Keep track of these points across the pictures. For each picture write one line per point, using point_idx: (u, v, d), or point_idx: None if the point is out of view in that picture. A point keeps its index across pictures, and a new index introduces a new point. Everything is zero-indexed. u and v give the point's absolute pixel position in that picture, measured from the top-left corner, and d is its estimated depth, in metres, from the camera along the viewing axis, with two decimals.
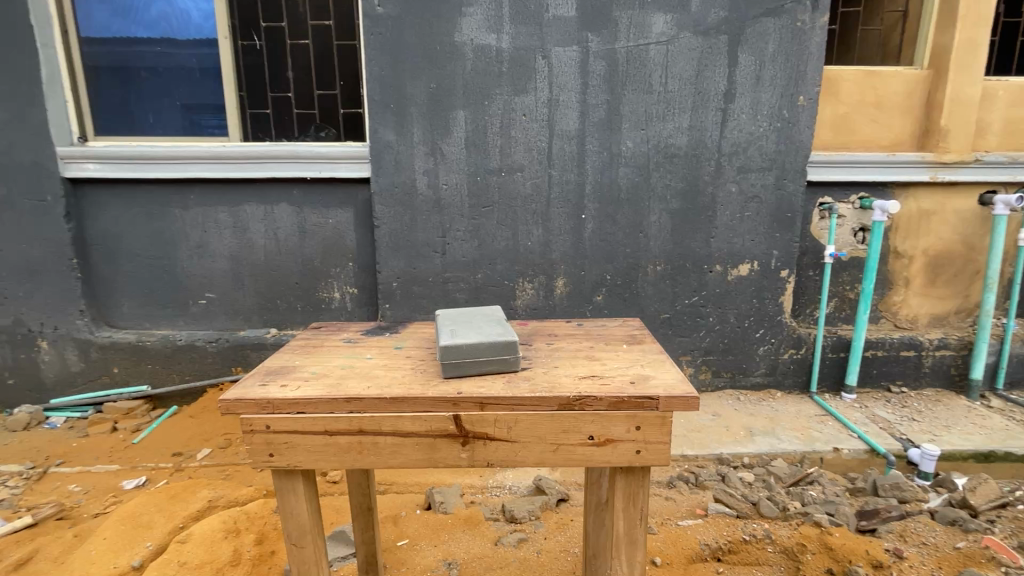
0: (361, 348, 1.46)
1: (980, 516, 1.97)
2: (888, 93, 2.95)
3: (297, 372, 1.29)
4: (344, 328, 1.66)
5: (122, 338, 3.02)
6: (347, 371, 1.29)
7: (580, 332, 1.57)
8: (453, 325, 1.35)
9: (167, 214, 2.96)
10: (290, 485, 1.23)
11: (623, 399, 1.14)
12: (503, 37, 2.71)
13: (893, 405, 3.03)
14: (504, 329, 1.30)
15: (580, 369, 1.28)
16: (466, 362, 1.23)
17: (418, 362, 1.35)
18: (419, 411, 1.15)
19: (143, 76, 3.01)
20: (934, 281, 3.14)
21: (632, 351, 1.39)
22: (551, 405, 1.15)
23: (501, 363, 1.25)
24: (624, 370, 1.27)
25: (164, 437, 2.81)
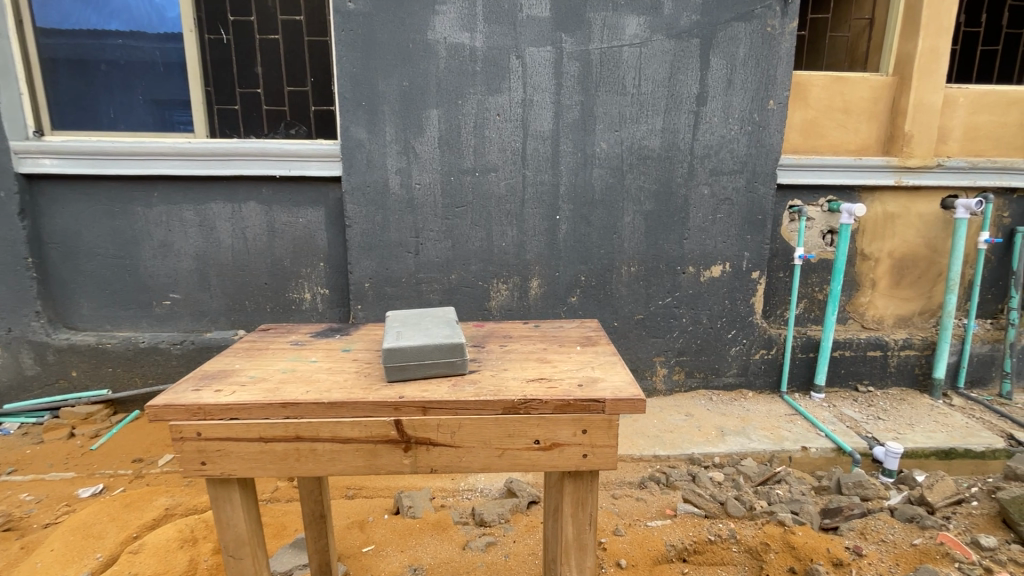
0: (308, 351, 1.42)
1: (936, 513, 2.02)
2: (855, 98, 3.01)
3: (232, 378, 1.24)
4: (294, 329, 1.62)
5: (81, 340, 2.91)
6: (292, 376, 1.25)
7: (535, 334, 1.56)
8: (400, 326, 1.33)
9: (128, 212, 2.86)
10: (227, 495, 1.19)
11: (569, 402, 1.13)
12: (477, 36, 2.70)
13: (860, 404, 3.09)
14: (451, 330, 1.27)
15: (532, 372, 1.26)
16: (407, 364, 1.21)
17: (369, 367, 1.31)
18: (359, 416, 1.13)
19: (103, 69, 2.91)
20: (899, 283, 3.21)
21: (583, 354, 1.38)
22: (495, 409, 1.13)
23: (446, 365, 1.23)
24: (576, 373, 1.25)
25: (124, 442, 2.71)
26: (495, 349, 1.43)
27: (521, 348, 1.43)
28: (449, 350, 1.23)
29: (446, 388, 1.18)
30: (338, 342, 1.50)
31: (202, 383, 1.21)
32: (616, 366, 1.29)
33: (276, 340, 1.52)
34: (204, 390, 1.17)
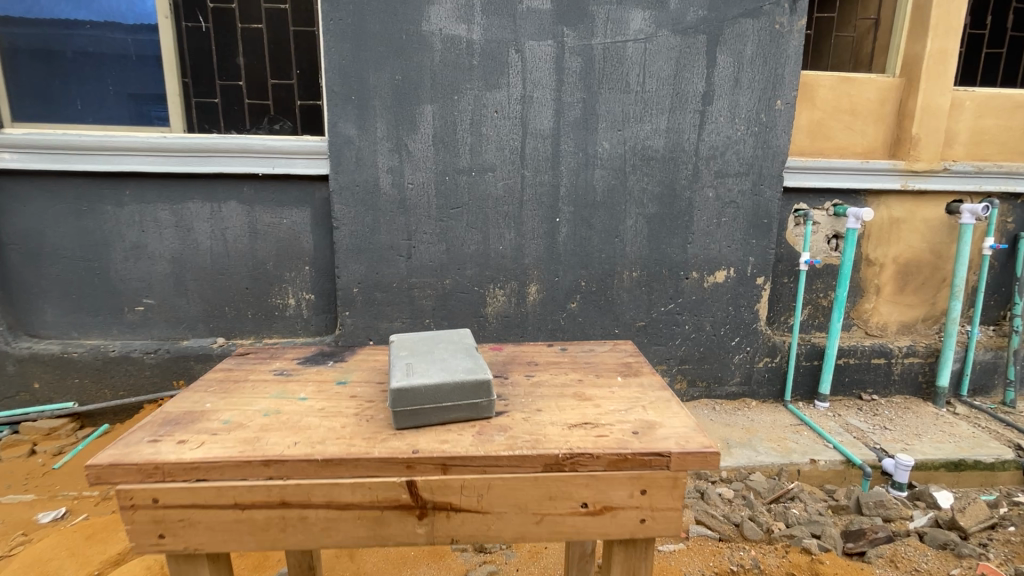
0: (291, 386, 1.35)
1: (970, 539, 1.94)
2: (862, 100, 2.94)
3: (197, 425, 1.14)
4: (278, 356, 1.56)
5: (45, 349, 2.70)
6: (274, 421, 1.16)
7: (565, 361, 1.53)
8: (413, 356, 1.24)
9: (97, 212, 2.66)
10: (193, 569, 1.10)
11: (625, 457, 1.06)
12: (474, 28, 2.55)
13: (866, 414, 3.00)
14: (473, 363, 1.19)
15: (574, 417, 1.19)
16: (427, 408, 1.13)
17: (369, 410, 1.22)
18: (363, 478, 1.04)
19: (70, 56, 2.69)
20: (903, 289, 3.14)
21: (628, 387, 1.35)
22: (535, 466, 1.06)
23: (471, 407, 1.16)
24: (622, 415, 1.20)
25: (91, 460, 2.51)
26: (522, 381, 1.39)
27: (549, 381, 1.39)
28: (475, 391, 1.16)
29: (472, 437, 1.10)
30: (329, 374, 1.43)
31: (164, 430, 1.12)
32: (673, 406, 1.25)
33: (257, 371, 1.45)
34: (164, 443, 1.08)
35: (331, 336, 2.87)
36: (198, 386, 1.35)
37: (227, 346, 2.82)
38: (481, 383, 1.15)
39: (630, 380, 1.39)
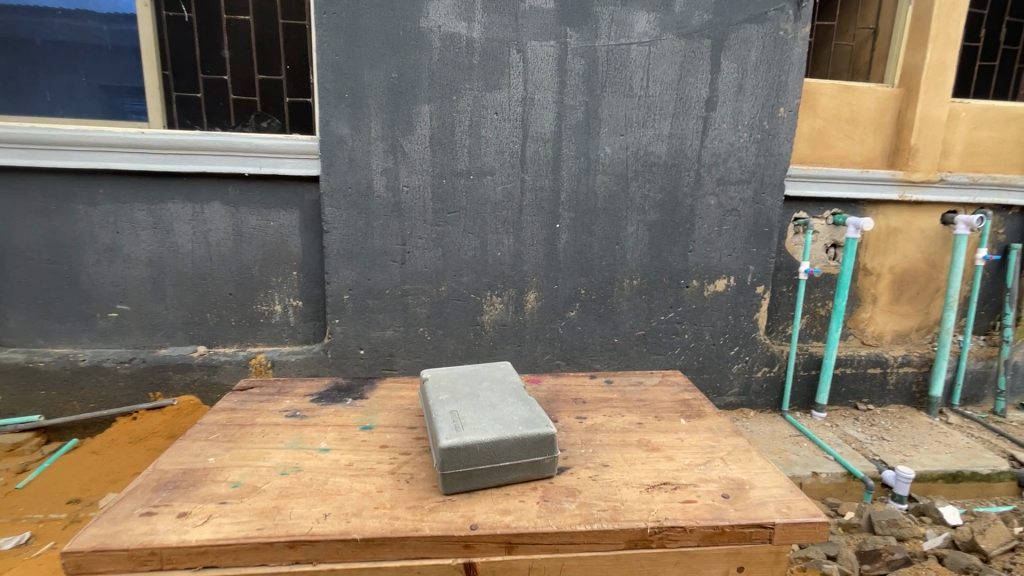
0: (307, 434, 1.48)
1: (991, 562, 1.97)
2: (862, 109, 2.94)
3: (199, 492, 1.21)
4: (288, 394, 1.73)
5: (8, 359, 2.52)
6: (294, 482, 1.26)
7: (617, 396, 1.75)
8: (469, 409, 1.32)
9: (67, 212, 2.48)
10: None
11: (721, 531, 1.14)
12: (475, 26, 2.46)
13: (862, 424, 2.99)
14: (533, 418, 1.29)
15: (649, 476, 1.31)
16: (491, 465, 1.22)
17: (405, 467, 1.33)
18: (427, 557, 1.09)
19: (38, 44, 2.50)
20: (899, 299, 3.14)
21: (696, 431, 1.53)
22: (620, 541, 1.13)
23: (534, 463, 1.26)
24: (701, 473, 1.33)
25: (57, 479, 2.33)
26: (578, 426, 1.55)
27: (604, 426, 1.55)
28: (538, 449, 1.26)
29: (538, 506, 1.18)
30: (349, 417, 1.57)
31: (161, 497, 1.19)
32: (753, 458, 1.39)
33: (265, 413, 1.60)
34: (160, 517, 1.13)
35: (318, 344, 2.73)
36: (209, 437, 1.45)
37: (207, 355, 2.66)
38: (545, 441, 1.25)
39: (695, 424, 1.58)
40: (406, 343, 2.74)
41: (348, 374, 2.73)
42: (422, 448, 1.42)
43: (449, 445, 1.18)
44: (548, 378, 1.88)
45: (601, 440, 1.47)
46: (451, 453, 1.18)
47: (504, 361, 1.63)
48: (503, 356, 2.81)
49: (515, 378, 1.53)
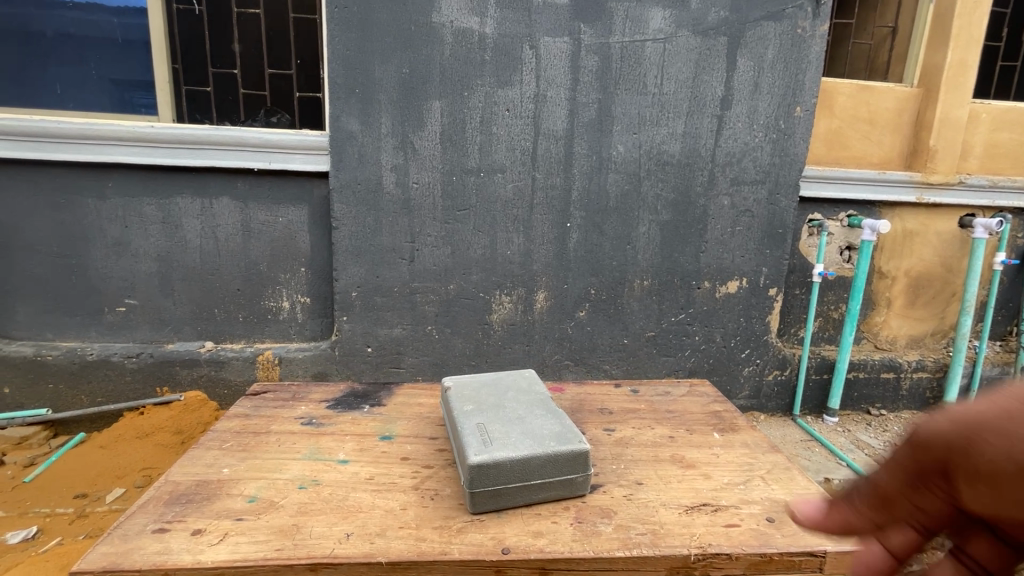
0: (324, 443, 1.48)
1: None
2: (880, 109, 2.89)
3: (215, 507, 1.20)
4: (302, 400, 1.75)
5: (16, 352, 2.51)
6: (313, 497, 1.24)
7: (645, 407, 1.75)
8: (497, 422, 1.30)
9: (76, 205, 2.47)
10: None
11: (769, 559, 1.11)
12: (487, 21, 2.42)
13: (875, 429, 2.94)
14: (564, 434, 1.26)
15: (689, 497, 1.28)
16: (522, 484, 1.19)
17: (428, 484, 1.31)
18: None
19: (49, 36, 2.49)
20: (914, 303, 3.09)
21: (731, 447, 1.51)
22: (661, 566, 1.10)
23: (566, 481, 1.23)
24: (744, 494, 1.30)
25: (64, 473, 2.32)
26: (608, 440, 1.54)
27: (635, 439, 1.54)
28: (570, 467, 1.23)
29: (572, 528, 1.15)
30: (367, 426, 1.58)
31: (174, 512, 1.17)
32: (795, 478, 1.37)
33: (280, 421, 1.61)
34: (173, 535, 1.10)
35: (326, 342, 2.72)
36: (221, 445, 1.45)
37: (214, 351, 2.65)
38: (579, 458, 1.22)
39: (730, 438, 1.56)
40: (414, 341, 2.72)
41: (355, 371, 2.71)
42: (444, 461, 1.41)
43: (478, 463, 1.15)
44: (571, 387, 1.87)
45: (633, 454, 1.46)
46: (481, 471, 1.16)
47: (528, 370, 1.62)
48: (511, 356, 2.79)
49: (540, 389, 1.51)
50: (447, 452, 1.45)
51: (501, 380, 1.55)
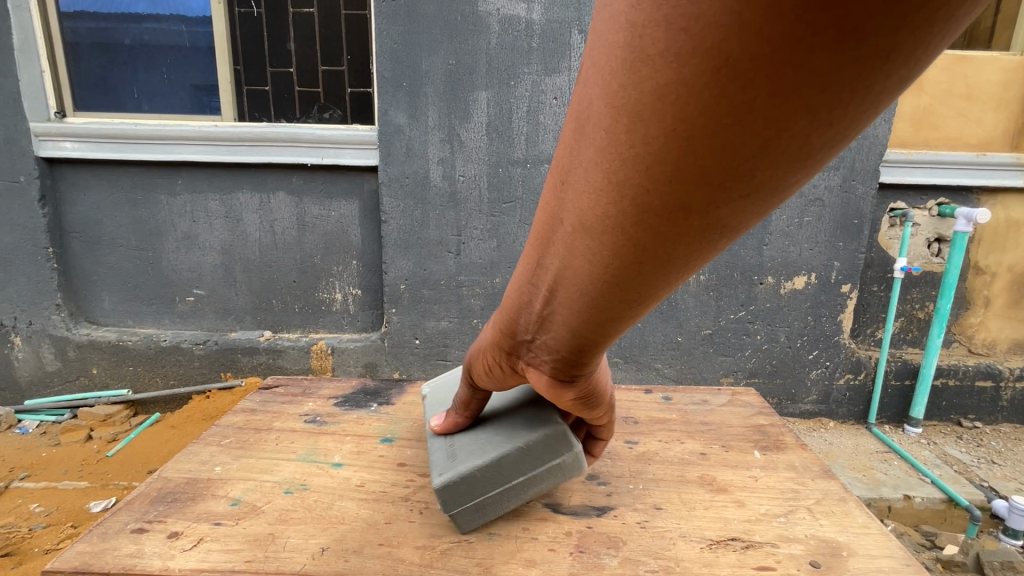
0: (322, 444, 1.39)
1: None
2: (980, 82, 2.55)
3: (195, 509, 1.10)
4: (314, 394, 1.71)
5: (102, 336, 2.75)
6: (296, 504, 1.13)
7: (675, 413, 1.60)
8: (464, 431, 1.14)
9: (152, 202, 2.66)
10: None
11: None
12: (535, 8, 2.35)
13: (967, 443, 2.62)
14: (538, 419, 1.07)
15: (715, 530, 1.07)
16: (502, 487, 1.03)
17: (419, 495, 1.18)
18: None
19: (127, 45, 2.68)
20: (1019, 302, 2.72)
21: (770, 461, 1.34)
22: None
23: (555, 467, 1.04)
24: (783, 531, 1.07)
25: (140, 449, 2.53)
26: (628, 454, 1.37)
27: (660, 456, 1.36)
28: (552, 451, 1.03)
29: (570, 559, 0.99)
30: (369, 427, 1.48)
31: (156, 512, 1.09)
32: (853, 514, 1.13)
33: (284, 417, 1.54)
34: (149, 536, 1.02)
35: (376, 333, 2.77)
36: (223, 429, 1.45)
37: (272, 340, 2.77)
38: (558, 442, 1.02)
39: (773, 459, 1.34)
40: (460, 334, 2.71)
41: (404, 362, 2.75)
42: None
43: (441, 490, 1.00)
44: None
45: (654, 474, 1.28)
46: (448, 492, 1.01)
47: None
48: None
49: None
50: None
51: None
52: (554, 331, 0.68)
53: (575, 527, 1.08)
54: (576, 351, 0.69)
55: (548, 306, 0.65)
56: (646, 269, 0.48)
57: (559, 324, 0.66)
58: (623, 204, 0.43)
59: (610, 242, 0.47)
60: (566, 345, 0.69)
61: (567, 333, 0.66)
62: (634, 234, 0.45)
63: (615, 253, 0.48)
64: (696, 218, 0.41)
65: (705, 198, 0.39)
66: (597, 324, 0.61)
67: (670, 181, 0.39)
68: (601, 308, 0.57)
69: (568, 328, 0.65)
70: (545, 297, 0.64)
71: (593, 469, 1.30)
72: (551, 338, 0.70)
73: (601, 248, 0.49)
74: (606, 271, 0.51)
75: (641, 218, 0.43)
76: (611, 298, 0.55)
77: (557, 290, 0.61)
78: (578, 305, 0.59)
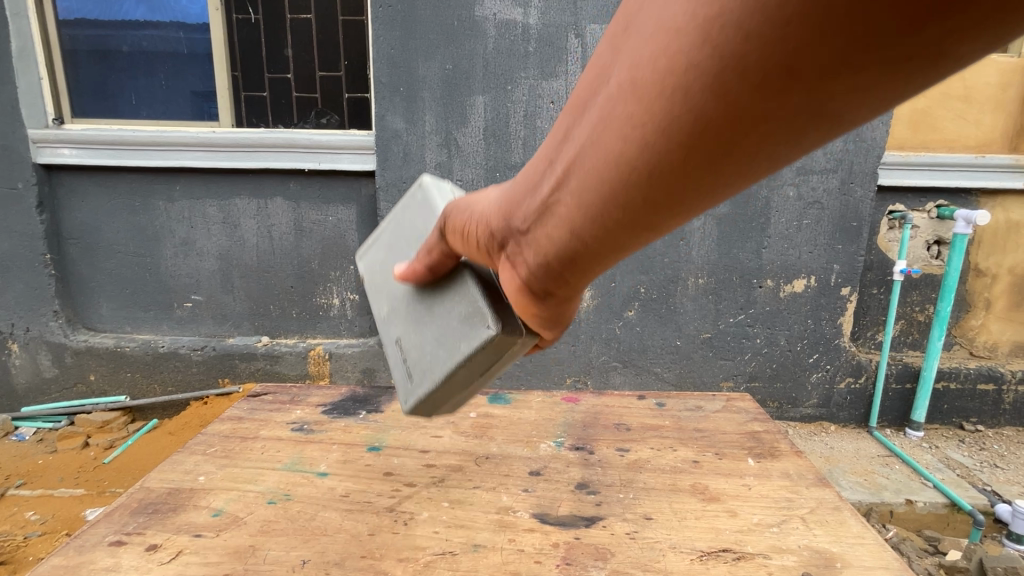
0: (308, 453, 1.38)
1: None
2: (977, 84, 2.55)
3: (175, 521, 1.11)
4: (306, 399, 1.69)
5: (99, 343, 2.74)
6: (278, 515, 1.13)
7: (668, 420, 1.58)
8: (410, 329, 0.90)
9: (150, 208, 2.66)
10: None
11: None
12: (531, 12, 2.35)
13: (970, 447, 2.60)
14: (471, 311, 0.78)
15: (706, 541, 1.07)
16: (468, 389, 0.85)
17: (404, 506, 1.17)
18: None
19: (124, 52, 2.69)
20: (1020, 304, 2.70)
21: (767, 466, 1.34)
22: None
23: (508, 361, 0.80)
24: (775, 542, 1.06)
25: (137, 455, 2.52)
26: (618, 463, 1.36)
27: (651, 464, 1.35)
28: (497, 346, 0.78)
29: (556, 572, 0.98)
30: (356, 435, 1.47)
31: (135, 525, 1.10)
32: (848, 523, 1.12)
33: (271, 425, 1.53)
34: (127, 549, 1.03)
35: (373, 338, 2.76)
36: (208, 439, 1.44)
37: (270, 345, 2.76)
38: (499, 347, 0.76)
39: (767, 467, 1.33)
40: None
41: None
42: (428, 480, 1.27)
43: (416, 413, 0.87)
44: (588, 397, 1.72)
45: (646, 482, 1.27)
46: (424, 409, 0.88)
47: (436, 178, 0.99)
48: (557, 356, 2.71)
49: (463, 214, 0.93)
50: (434, 469, 1.31)
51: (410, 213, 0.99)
52: (528, 257, 0.58)
53: (562, 538, 1.07)
54: (544, 285, 0.60)
55: (530, 223, 0.55)
56: (662, 194, 0.41)
57: (538, 249, 0.56)
58: (675, 87, 0.35)
59: (638, 146, 0.39)
60: (535, 279, 0.60)
61: (542, 264, 0.57)
62: (668, 138, 0.37)
63: (637, 160, 0.40)
64: (748, 130, 0.34)
65: (775, 109, 0.33)
66: (577, 257, 0.53)
67: (743, 75, 0.32)
68: (592, 236, 0.49)
69: (544, 256, 0.56)
70: (533, 207, 0.54)
71: (584, 477, 1.29)
72: (523, 265, 0.60)
73: (623, 150, 0.40)
74: (617, 187, 0.43)
75: (722, 79, 0.33)
76: (608, 225, 0.47)
77: (551, 205, 0.51)
78: (568, 228, 0.50)
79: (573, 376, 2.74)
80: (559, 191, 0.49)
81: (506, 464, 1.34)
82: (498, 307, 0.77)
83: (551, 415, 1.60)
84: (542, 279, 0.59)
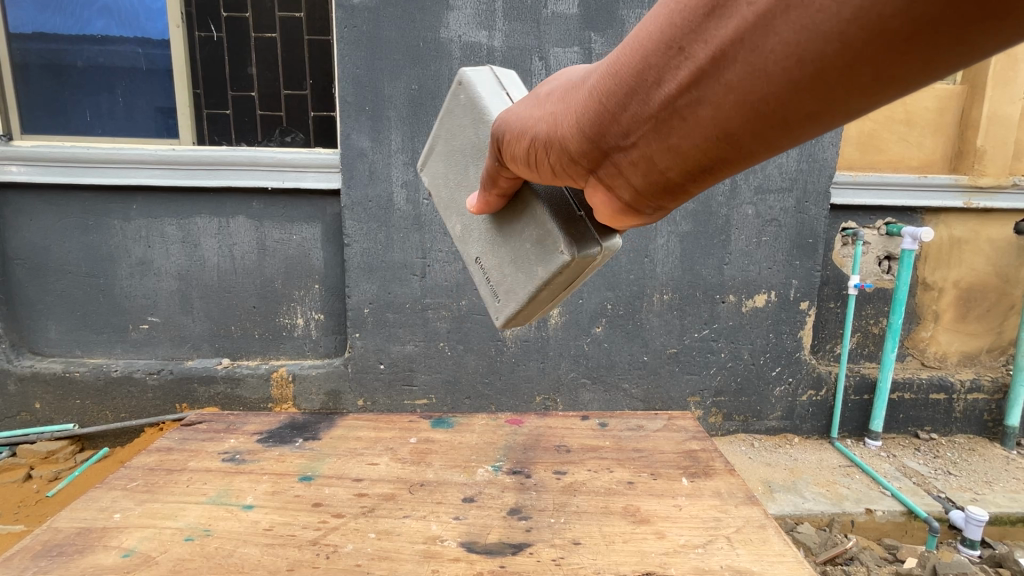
0: (236, 485, 1.34)
1: None
2: (918, 109, 2.70)
3: (83, 563, 1.06)
4: (239, 430, 1.64)
5: (46, 368, 2.61)
6: (195, 552, 1.09)
7: (607, 441, 1.58)
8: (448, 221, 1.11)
9: (103, 226, 2.57)
10: None
11: None
12: (496, 35, 2.40)
13: (925, 455, 2.69)
14: None
15: (630, 565, 1.08)
16: None
17: (331, 537, 1.14)
18: None
19: (79, 67, 2.62)
20: (966, 316, 2.83)
21: (718, 482, 1.36)
22: None
23: None
24: (699, 562, 1.08)
25: (86, 486, 2.42)
26: (555, 486, 1.36)
27: (586, 486, 1.35)
28: None
29: None
30: (290, 464, 1.43)
31: (37, 568, 1.05)
32: (771, 541, 1.14)
33: (202, 456, 1.48)
34: None
35: (339, 358, 2.70)
36: (139, 472, 1.39)
37: (230, 367, 2.68)
38: None
39: (700, 486, 1.34)
40: (426, 359, 2.67)
41: (368, 389, 2.68)
42: (359, 509, 1.24)
43: None
44: (532, 419, 1.72)
45: (578, 506, 1.27)
46: None
47: (476, 70, 1.06)
48: (526, 374, 2.70)
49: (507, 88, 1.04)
50: (366, 499, 1.28)
51: (452, 119, 1.06)
52: (634, 174, 0.61)
53: (487, 566, 1.06)
54: (652, 207, 0.64)
55: (642, 131, 0.57)
56: (831, 105, 0.46)
57: (653, 163, 0.59)
58: None
59: (820, 54, 0.43)
60: (643, 200, 0.64)
61: (653, 180, 0.60)
62: (859, 54, 0.42)
63: (815, 69, 0.44)
64: (925, 40, 0.39)
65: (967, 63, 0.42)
66: (705, 168, 0.57)
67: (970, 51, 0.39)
68: (738, 139, 0.52)
69: (659, 171, 0.59)
70: (647, 115, 0.56)
71: (517, 502, 1.29)
72: (631, 183, 0.62)
73: (785, 58, 0.44)
74: (785, 97, 0.46)
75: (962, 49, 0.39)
76: (765, 131, 0.50)
77: (678, 109, 0.53)
78: (709, 133, 0.53)
79: (542, 395, 2.74)
80: (698, 97, 0.51)
81: (440, 492, 1.32)
82: (574, 235, 0.87)
83: (492, 438, 1.59)
84: (651, 196, 0.63)
